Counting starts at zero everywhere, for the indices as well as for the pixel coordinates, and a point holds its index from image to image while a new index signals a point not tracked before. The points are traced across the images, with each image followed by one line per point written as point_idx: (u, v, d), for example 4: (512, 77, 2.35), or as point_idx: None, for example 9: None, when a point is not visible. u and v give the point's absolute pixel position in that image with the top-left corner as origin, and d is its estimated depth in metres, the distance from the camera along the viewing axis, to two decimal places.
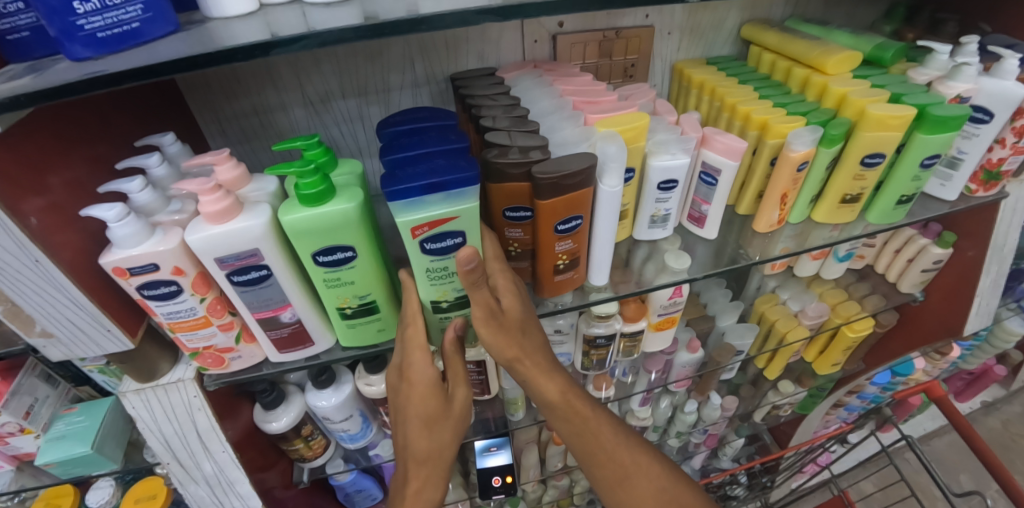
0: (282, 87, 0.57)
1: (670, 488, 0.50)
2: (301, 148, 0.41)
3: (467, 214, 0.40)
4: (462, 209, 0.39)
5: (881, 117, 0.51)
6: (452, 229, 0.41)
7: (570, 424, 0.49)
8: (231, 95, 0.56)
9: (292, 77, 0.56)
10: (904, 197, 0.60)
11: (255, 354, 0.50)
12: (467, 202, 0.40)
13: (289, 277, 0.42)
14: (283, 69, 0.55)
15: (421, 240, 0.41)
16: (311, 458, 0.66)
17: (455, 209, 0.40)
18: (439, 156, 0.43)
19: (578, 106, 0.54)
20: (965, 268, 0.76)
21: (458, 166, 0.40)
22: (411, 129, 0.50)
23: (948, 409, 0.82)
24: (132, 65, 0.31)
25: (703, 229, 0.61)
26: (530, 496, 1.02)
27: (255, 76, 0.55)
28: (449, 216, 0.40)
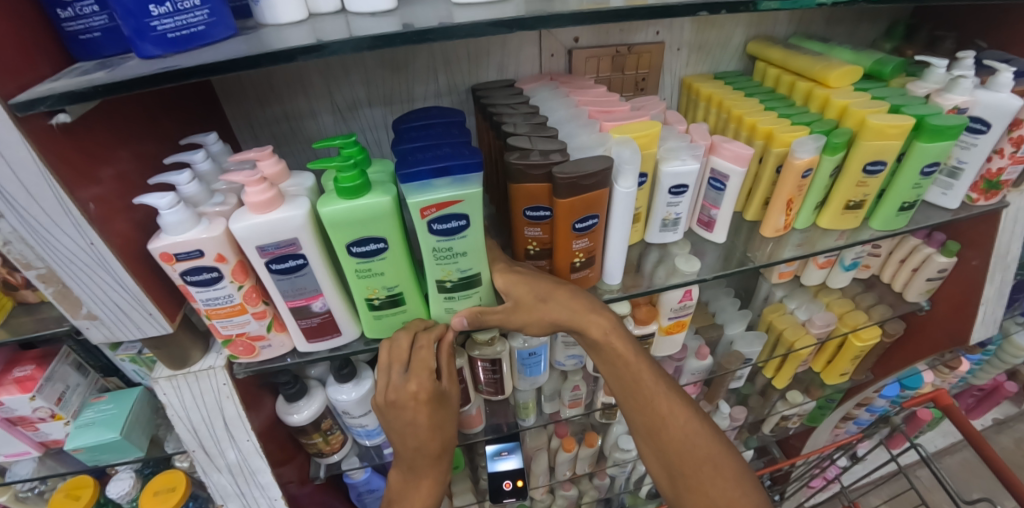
0: (313, 95, 0.61)
1: (706, 446, 0.51)
2: (339, 145, 0.44)
3: (470, 198, 0.42)
4: (466, 192, 0.41)
5: (882, 126, 0.54)
6: (457, 212, 0.43)
7: (614, 367, 0.50)
8: (265, 101, 0.60)
9: (322, 85, 0.60)
10: (906, 203, 0.62)
11: (284, 343, 0.52)
12: (470, 187, 0.42)
13: (322, 266, 0.45)
14: (315, 77, 0.59)
15: (429, 221, 0.43)
16: (328, 453, 0.67)
17: (460, 193, 0.42)
18: (447, 146, 0.45)
19: (593, 115, 0.57)
20: (969, 277, 0.77)
21: (463, 154, 0.43)
22: (422, 125, 0.51)
23: (958, 419, 0.82)
24: (195, 62, 0.34)
25: (712, 233, 0.63)
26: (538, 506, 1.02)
27: (287, 82, 0.59)
28: (454, 198, 0.42)
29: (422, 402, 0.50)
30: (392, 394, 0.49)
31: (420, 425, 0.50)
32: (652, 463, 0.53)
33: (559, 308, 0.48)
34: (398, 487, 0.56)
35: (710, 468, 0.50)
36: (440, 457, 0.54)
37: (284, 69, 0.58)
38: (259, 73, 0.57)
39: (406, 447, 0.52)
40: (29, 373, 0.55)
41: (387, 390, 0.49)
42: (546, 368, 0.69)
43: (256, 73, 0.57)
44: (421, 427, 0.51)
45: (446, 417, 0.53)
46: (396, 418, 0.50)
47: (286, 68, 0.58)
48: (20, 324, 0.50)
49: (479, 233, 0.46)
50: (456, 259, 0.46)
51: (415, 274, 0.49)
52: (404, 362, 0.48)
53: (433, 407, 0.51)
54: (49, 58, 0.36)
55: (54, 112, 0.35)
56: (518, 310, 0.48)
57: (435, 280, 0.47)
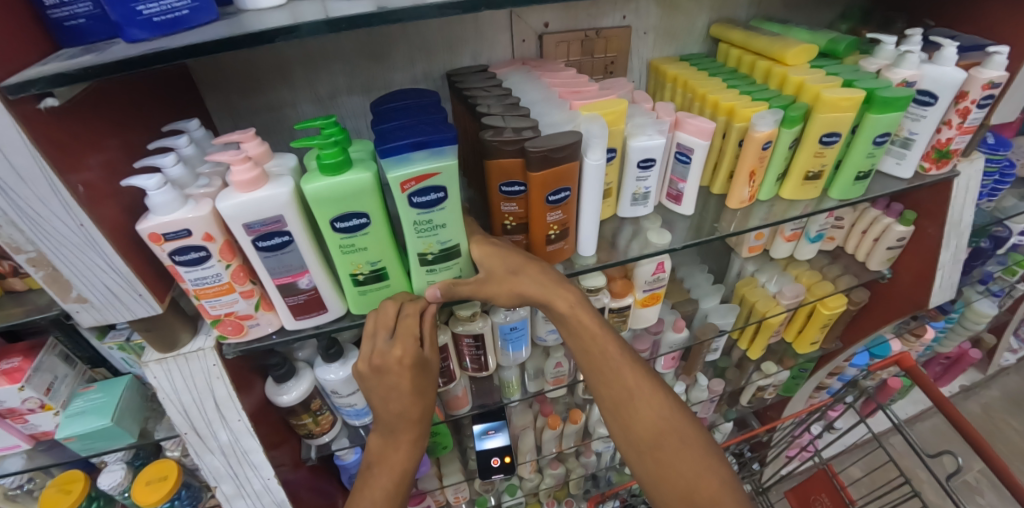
0: (291, 83, 0.62)
1: (671, 418, 0.53)
2: (319, 126, 0.45)
3: (447, 170, 0.45)
4: (443, 164, 0.44)
5: (834, 99, 0.58)
6: (435, 185, 0.45)
7: (581, 341, 0.54)
8: (245, 91, 0.61)
9: (301, 74, 0.62)
10: (861, 172, 0.66)
11: (272, 322, 0.54)
12: (446, 159, 0.44)
13: (307, 243, 0.47)
14: (293, 66, 0.61)
15: (409, 194, 0.45)
16: (318, 434, 0.69)
17: (437, 165, 0.44)
18: (424, 123, 0.48)
19: (563, 95, 0.59)
20: (926, 244, 0.82)
21: (438, 130, 0.46)
22: (399, 107, 0.53)
23: (921, 379, 0.87)
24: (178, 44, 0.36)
25: (680, 206, 0.66)
26: (527, 485, 1.05)
27: (267, 71, 0.60)
28: (432, 171, 0.44)
29: (406, 367, 0.52)
30: (378, 359, 0.51)
31: (403, 389, 0.52)
32: (621, 439, 0.55)
33: (532, 279, 0.51)
34: (377, 449, 0.57)
35: (675, 440, 0.53)
36: (421, 424, 0.56)
37: (264, 58, 0.59)
38: (239, 62, 0.58)
39: (389, 411, 0.55)
40: (17, 364, 0.56)
41: (372, 355, 0.51)
42: (528, 343, 0.72)
43: (236, 62, 0.59)
44: (406, 392, 0.53)
45: (428, 383, 0.55)
46: (381, 385, 0.53)
47: (266, 56, 0.59)
48: (9, 313, 0.50)
49: (457, 206, 0.48)
50: (436, 231, 0.48)
51: (397, 249, 0.51)
52: (390, 327, 0.51)
53: (416, 372, 0.53)
54: (34, 44, 0.37)
55: (43, 97, 0.36)
56: (500, 285, 0.51)
57: (416, 254, 0.50)
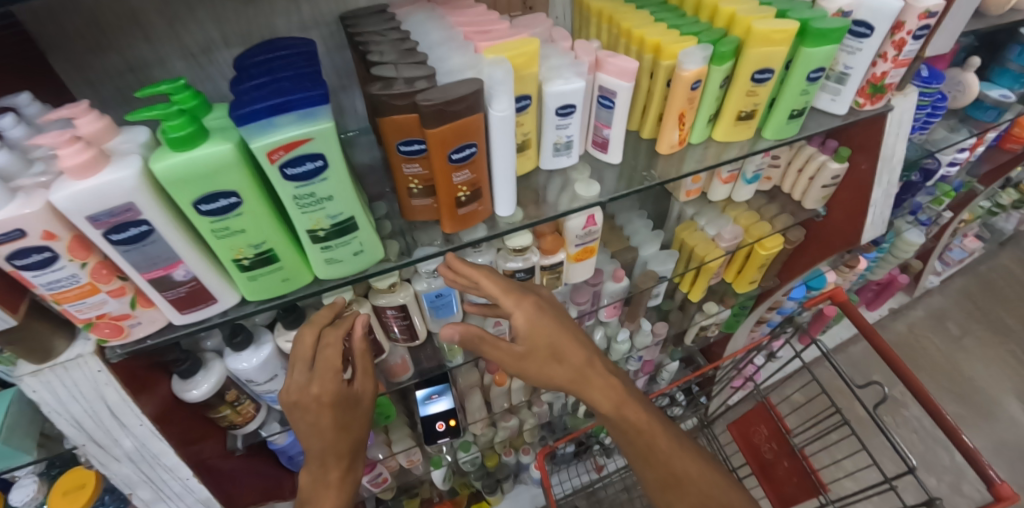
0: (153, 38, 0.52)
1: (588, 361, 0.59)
2: (167, 92, 0.38)
3: (322, 135, 0.38)
4: (316, 127, 0.38)
5: (766, 31, 0.53)
6: (310, 152, 0.39)
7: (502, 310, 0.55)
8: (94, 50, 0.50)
9: (162, 26, 0.51)
10: (795, 110, 0.63)
11: (157, 318, 0.48)
12: (318, 121, 0.38)
13: (174, 231, 0.41)
14: (151, 16, 0.51)
15: (281, 166, 0.39)
16: (242, 424, 0.66)
17: (308, 130, 0.38)
18: (292, 79, 0.40)
19: (469, 36, 0.52)
20: (859, 180, 0.82)
21: (305, 87, 0.39)
22: (268, 61, 0.45)
23: (854, 314, 0.89)
24: None
25: (607, 154, 0.61)
26: (481, 440, 1.07)
27: (120, 23, 0.49)
28: (301, 137, 0.38)
29: (325, 406, 0.50)
30: (294, 396, 0.49)
31: (324, 427, 0.50)
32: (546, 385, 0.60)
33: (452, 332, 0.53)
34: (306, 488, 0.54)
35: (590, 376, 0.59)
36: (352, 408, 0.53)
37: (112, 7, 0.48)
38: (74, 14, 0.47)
39: (311, 449, 0.52)
40: None
41: (289, 390, 0.49)
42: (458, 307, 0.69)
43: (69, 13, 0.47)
44: (327, 428, 0.51)
45: (354, 418, 0.53)
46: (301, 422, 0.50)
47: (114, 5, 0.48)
48: None
49: (343, 174, 0.42)
50: (322, 204, 0.43)
51: (285, 228, 0.45)
52: (308, 361, 0.51)
53: (338, 409, 0.51)
54: None
55: None
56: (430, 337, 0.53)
57: (306, 231, 0.44)
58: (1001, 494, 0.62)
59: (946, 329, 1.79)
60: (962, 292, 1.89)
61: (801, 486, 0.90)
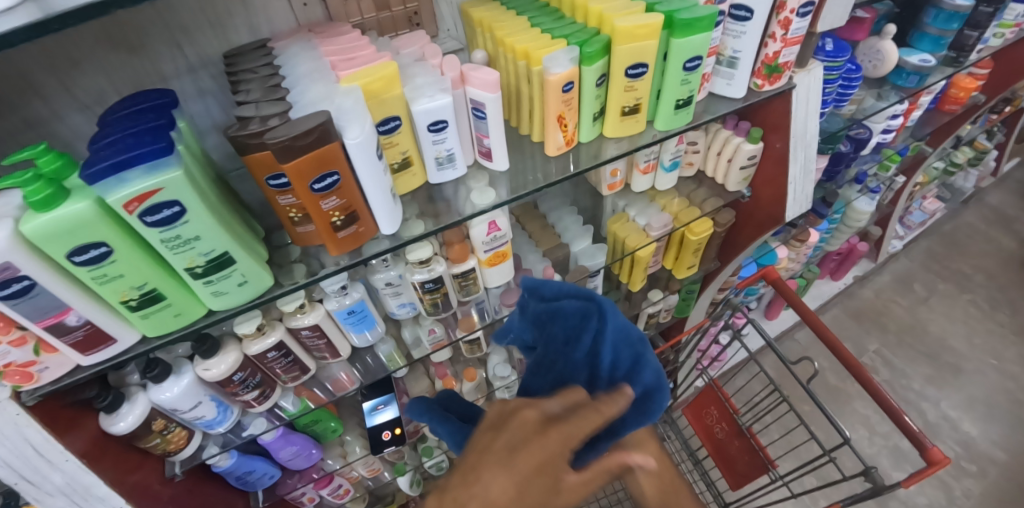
0: (44, 95, 0.56)
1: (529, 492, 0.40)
2: (28, 157, 0.42)
3: (172, 184, 0.41)
4: (164, 178, 0.40)
5: (628, 29, 0.54)
6: (166, 201, 0.41)
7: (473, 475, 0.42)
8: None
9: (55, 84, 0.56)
10: (681, 99, 0.64)
11: (64, 362, 0.52)
12: (167, 171, 0.41)
13: (57, 282, 0.44)
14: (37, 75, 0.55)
15: (139, 215, 0.41)
16: (178, 449, 0.69)
17: (158, 182, 0.40)
18: (140, 132, 0.42)
19: (335, 65, 0.53)
20: (775, 158, 0.84)
21: (146, 141, 0.41)
22: (130, 113, 0.46)
23: (787, 292, 0.88)
24: None
25: (493, 161, 0.62)
26: (444, 443, 1.13)
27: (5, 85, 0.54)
28: (153, 188, 0.40)
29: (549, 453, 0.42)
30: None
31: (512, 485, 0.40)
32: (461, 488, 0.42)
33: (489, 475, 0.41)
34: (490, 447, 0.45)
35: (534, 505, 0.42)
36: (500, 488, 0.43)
37: None
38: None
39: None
40: None
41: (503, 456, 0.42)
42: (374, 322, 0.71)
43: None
44: (549, 451, 0.42)
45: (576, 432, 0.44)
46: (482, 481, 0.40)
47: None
48: None
49: (207, 216, 0.45)
50: (191, 244, 0.45)
51: (165, 268, 0.48)
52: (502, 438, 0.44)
53: (562, 440, 0.43)
54: None
55: None
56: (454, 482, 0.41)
57: (183, 269, 0.47)
58: (934, 459, 0.67)
59: (912, 291, 1.77)
60: (926, 253, 1.87)
61: (753, 464, 0.92)
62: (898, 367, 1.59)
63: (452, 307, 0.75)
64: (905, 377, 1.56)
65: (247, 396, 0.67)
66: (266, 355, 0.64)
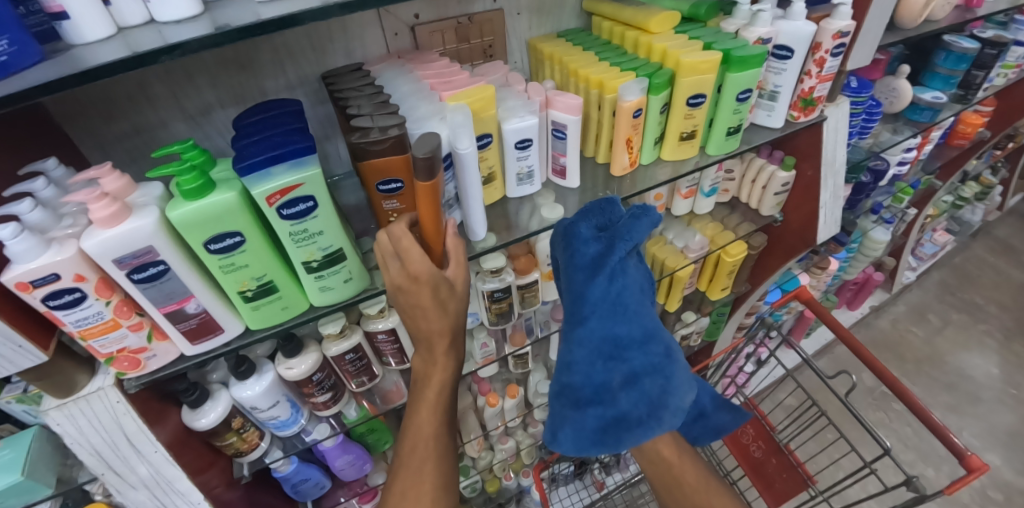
0: (158, 105, 0.63)
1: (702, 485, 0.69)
2: (178, 151, 0.46)
3: (311, 180, 0.46)
4: (306, 174, 0.45)
5: (692, 63, 0.62)
6: (302, 195, 0.46)
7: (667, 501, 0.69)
8: (111, 118, 0.61)
9: (167, 94, 0.62)
10: (731, 127, 0.70)
11: (170, 350, 0.56)
12: (308, 168, 0.45)
13: (187, 269, 0.49)
14: (159, 88, 0.61)
15: (278, 208, 0.46)
16: (248, 451, 0.70)
17: (300, 176, 0.45)
18: (282, 133, 0.47)
19: (435, 87, 0.59)
20: (806, 185, 0.90)
21: (291, 141, 0.46)
22: (262, 119, 0.51)
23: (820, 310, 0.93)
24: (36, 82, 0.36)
25: (566, 179, 0.68)
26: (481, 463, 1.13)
27: (130, 95, 0.60)
28: (296, 182, 0.45)
29: (423, 283, 0.48)
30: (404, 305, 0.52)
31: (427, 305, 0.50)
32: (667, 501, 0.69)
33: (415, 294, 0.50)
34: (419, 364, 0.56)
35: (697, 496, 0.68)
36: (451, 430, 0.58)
37: (124, 78, 0.59)
38: (96, 92, 0.58)
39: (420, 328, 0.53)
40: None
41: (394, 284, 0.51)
42: None
43: (94, 88, 0.58)
44: (429, 308, 0.51)
45: (452, 295, 0.52)
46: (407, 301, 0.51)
47: (124, 78, 0.59)
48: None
49: (331, 213, 0.49)
50: (314, 238, 0.50)
51: (281, 261, 0.52)
52: (394, 252, 0.49)
53: (435, 287, 0.49)
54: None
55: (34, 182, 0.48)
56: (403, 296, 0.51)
57: (301, 262, 0.51)
58: (973, 465, 0.74)
59: (928, 320, 1.81)
60: (938, 284, 1.93)
61: (790, 480, 0.94)
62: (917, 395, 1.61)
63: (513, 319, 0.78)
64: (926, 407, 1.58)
65: (320, 398, 0.70)
66: (343, 357, 0.68)
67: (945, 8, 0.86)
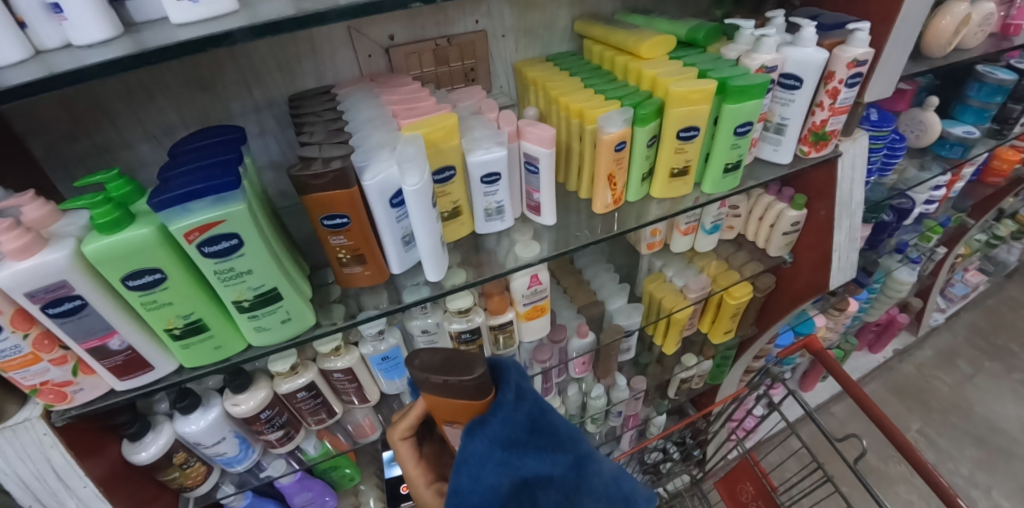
0: (121, 125, 0.59)
1: None
2: (101, 181, 0.43)
3: (233, 216, 0.42)
4: (227, 210, 0.41)
5: (682, 93, 0.55)
6: (224, 233, 0.42)
7: None
8: (70, 136, 0.57)
9: (130, 114, 0.59)
10: (729, 164, 0.64)
11: (100, 384, 0.50)
12: (231, 204, 0.42)
13: (109, 306, 0.44)
14: (120, 107, 0.58)
15: (198, 245, 0.42)
16: (193, 486, 0.64)
17: (221, 213, 0.41)
18: (211, 164, 0.43)
19: (397, 113, 0.55)
20: (820, 226, 0.82)
21: (218, 172, 0.42)
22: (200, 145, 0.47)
23: (829, 362, 0.84)
24: None
25: (541, 216, 0.62)
26: None
27: (89, 113, 0.57)
28: (216, 219, 0.41)
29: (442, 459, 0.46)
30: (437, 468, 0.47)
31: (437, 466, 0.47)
32: None
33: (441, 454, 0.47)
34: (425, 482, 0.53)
35: None
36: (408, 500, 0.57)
37: (82, 98, 0.56)
38: (51, 110, 0.55)
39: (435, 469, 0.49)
40: None
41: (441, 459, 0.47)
42: (406, 369, 0.68)
43: (48, 107, 0.55)
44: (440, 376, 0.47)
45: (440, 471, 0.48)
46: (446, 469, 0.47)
47: (80, 95, 0.55)
48: None
49: (261, 249, 0.45)
50: (243, 277, 0.45)
51: (213, 298, 0.48)
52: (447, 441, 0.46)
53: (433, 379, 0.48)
54: None
55: None
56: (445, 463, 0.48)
57: (231, 302, 0.47)
58: None
59: (957, 367, 1.66)
60: (969, 328, 1.78)
61: None
62: (943, 448, 1.47)
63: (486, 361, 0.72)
64: (953, 461, 1.44)
65: (271, 436, 0.64)
66: (295, 394, 0.62)
67: (978, 35, 0.79)
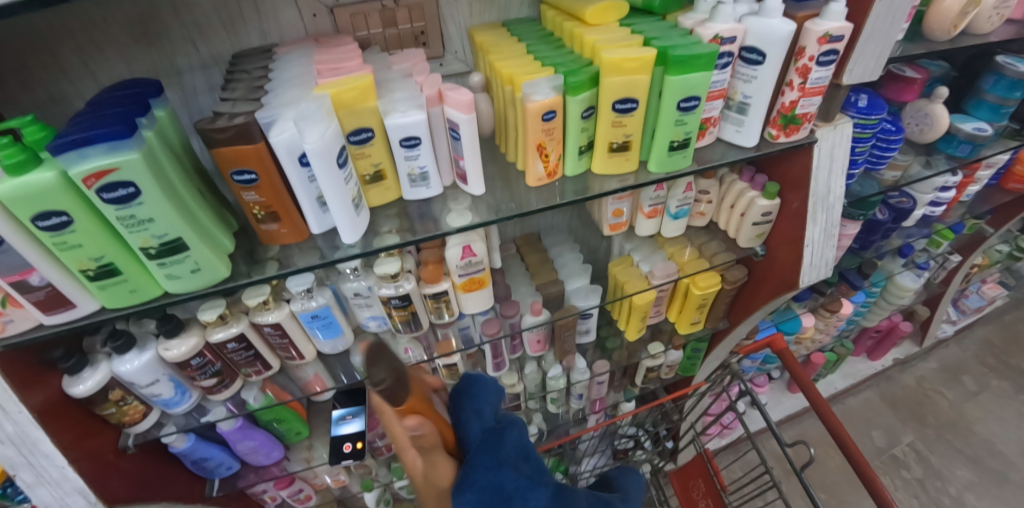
0: (74, 77, 0.61)
1: None
2: (16, 126, 0.45)
3: (129, 164, 0.43)
4: (121, 158, 0.42)
5: (615, 60, 0.52)
6: (121, 181, 0.43)
7: None
8: (25, 84, 0.59)
9: (81, 67, 0.60)
10: (675, 141, 0.60)
11: (29, 317, 0.52)
12: (126, 153, 0.43)
13: (26, 246, 0.45)
14: (72, 60, 0.59)
15: (96, 191, 0.43)
16: (132, 423, 0.69)
17: (114, 161, 0.42)
18: (115, 116, 0.45)
19: (320, 72, 0.54)
20: (793, 218, 0.76)
21: (115, 123, 0.43)
22: (116, 97, 0.49)
23: (799, 375, 0.81)
24: None
25: (469, 185, 0.61)
26: None
27: (40, 62, 0.58)
28: (110, 166, 0.42)
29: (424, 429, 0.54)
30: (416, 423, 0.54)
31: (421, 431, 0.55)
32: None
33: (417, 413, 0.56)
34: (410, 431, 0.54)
35: None
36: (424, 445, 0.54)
37: (31, 48, 0.57)
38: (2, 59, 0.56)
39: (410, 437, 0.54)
40: None
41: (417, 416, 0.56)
42: (341, 330, 0.70)
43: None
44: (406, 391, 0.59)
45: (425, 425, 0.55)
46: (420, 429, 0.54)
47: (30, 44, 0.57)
48: None
49: (161, 199, 0.46)
50: (145, 225, 0.47)
51: (124, 243, 0.50)
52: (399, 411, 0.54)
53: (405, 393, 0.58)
54: None
55: None
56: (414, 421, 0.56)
57: (138, 249, 0.48)
58: None
59: (961, 384, 1.55)
60: (981, 343, 1.65)
61: None
62: (934, 466, 1.38)
63: (423, 329, 0.73)
64: (942, 480, 1.36)
65: (204, 382, 0.67)
66: (226, 345, 0.64)
67: (995, 19, 0.71)
